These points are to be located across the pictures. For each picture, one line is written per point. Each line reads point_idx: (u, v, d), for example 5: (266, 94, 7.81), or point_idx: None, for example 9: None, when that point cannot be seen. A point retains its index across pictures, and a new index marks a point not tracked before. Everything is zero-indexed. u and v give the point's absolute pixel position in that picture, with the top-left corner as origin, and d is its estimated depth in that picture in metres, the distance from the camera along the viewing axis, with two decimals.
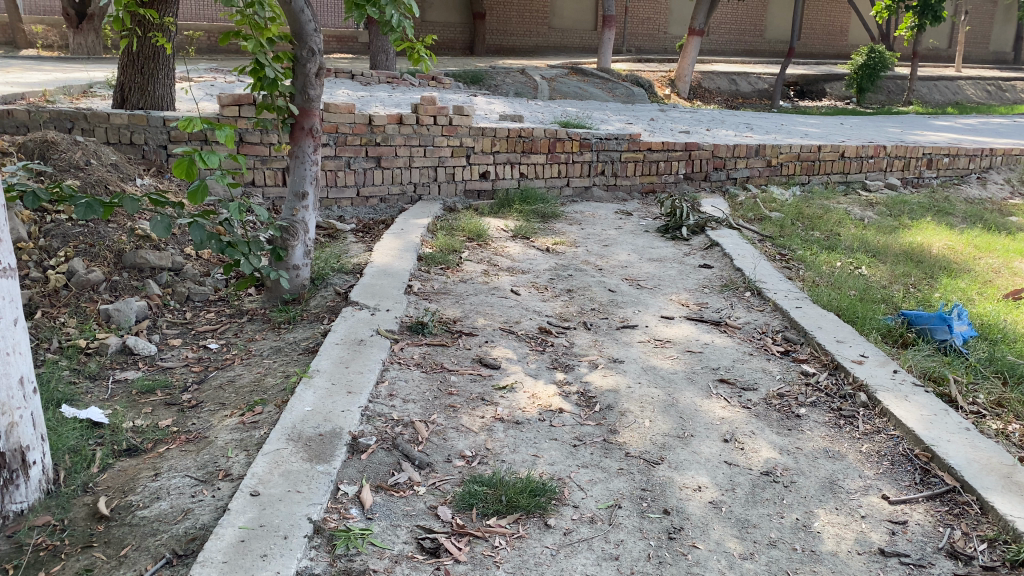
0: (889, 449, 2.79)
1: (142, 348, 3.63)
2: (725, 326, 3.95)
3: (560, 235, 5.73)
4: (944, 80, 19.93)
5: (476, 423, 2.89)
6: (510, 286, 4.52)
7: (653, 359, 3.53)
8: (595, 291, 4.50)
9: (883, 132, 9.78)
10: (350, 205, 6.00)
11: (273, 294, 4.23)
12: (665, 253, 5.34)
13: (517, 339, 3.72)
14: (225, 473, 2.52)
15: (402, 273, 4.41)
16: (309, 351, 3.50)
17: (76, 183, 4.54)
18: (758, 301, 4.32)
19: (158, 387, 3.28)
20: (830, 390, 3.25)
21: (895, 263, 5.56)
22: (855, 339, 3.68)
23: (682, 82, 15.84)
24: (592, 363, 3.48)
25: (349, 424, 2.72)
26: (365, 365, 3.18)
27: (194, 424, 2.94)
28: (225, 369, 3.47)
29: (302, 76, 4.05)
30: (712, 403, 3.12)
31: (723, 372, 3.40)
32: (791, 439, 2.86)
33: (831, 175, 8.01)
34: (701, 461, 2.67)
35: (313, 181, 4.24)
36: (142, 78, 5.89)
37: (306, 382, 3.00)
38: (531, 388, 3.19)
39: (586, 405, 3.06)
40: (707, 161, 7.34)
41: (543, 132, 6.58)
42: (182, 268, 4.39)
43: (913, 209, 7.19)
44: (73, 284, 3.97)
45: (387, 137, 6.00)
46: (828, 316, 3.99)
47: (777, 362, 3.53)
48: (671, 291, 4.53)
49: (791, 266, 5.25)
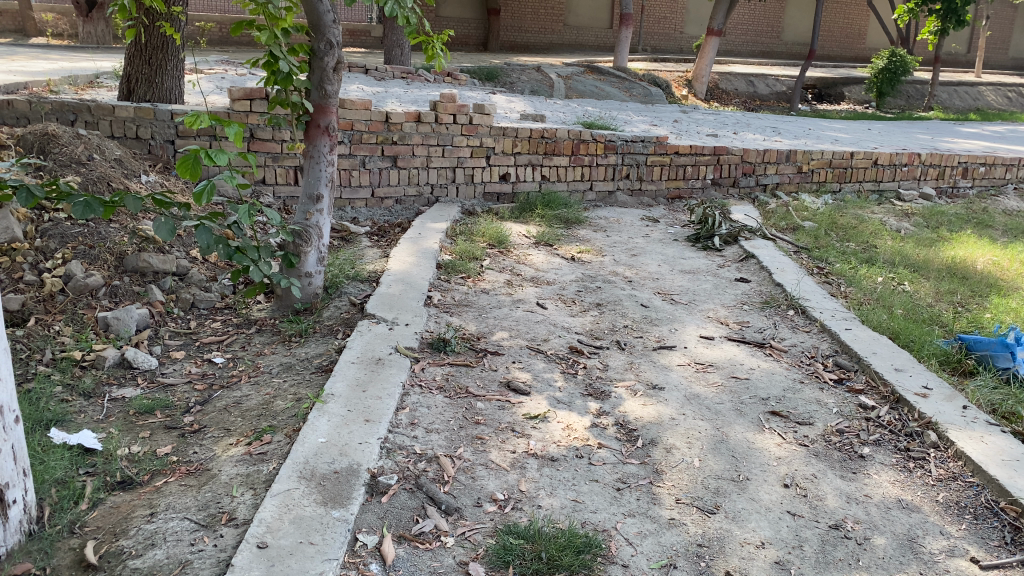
0: (969, 500, 2.51)
1: (142, 361, 3.36)
2: (769, 349, 3.66)
3: (585, 243, 5.44)
4: (964, 86, 19.58)
5: (507, 459, 2.60)
6: (536, 299, 4.23)
7: (696, 386, 3.24)
8: (627, 305, 4.22)
9: (913, 139, 9.47)
10: (364, 207, 5.72)
11: (283, 302, 3.97)
12: (698, 265, 5.05)
13: (548, 360, 3.44)
14: (229, 517, 2.24)
15: (421, 282, 4.13)
16: (323, 370, 3.22)
17: (77, 179, 4.27)
18: (803, 321, 4.03)
19: (158, 407, 3.00)
20: (894, 426, 2.96)
21: (938, 279, 5.26)
22: (915, 367, 3.40)
23: (699, 82, 15.50)
24: (630, 389, 3.19)
25: (367, 459, 2.44)
26: (384, 388, 2.90)
27: (195, 453, 2.66)
28: (231, 388, 3.19)
29: (319, 70, 3.79)
30: (766, 439, 2.83)
31: (774, 404, 3.11)
32: (857, 485, 2.57)
33: (863, 183, 7.71)
34: (761, 511, 2.39)
35: (328, 182, 3.97)
36: (150, 70, 5.60)
37: (319, 409, 2.71)
38: (566, 417, 2.90)
39: (628, 439, 2.78)
40: (736, 166, 7.05)
41: (567, 134, 6.29)
42: (187, 273, 4.11)
43: (951, 220, 6.88)
44: (70, 289, 3.70)
45: (404, 135, 5.73)
46: (881, 340, 3.70)
47: (831, 393, 3.24)
48: (708, 307, 4.24)
49: (831, 281, 4.96)
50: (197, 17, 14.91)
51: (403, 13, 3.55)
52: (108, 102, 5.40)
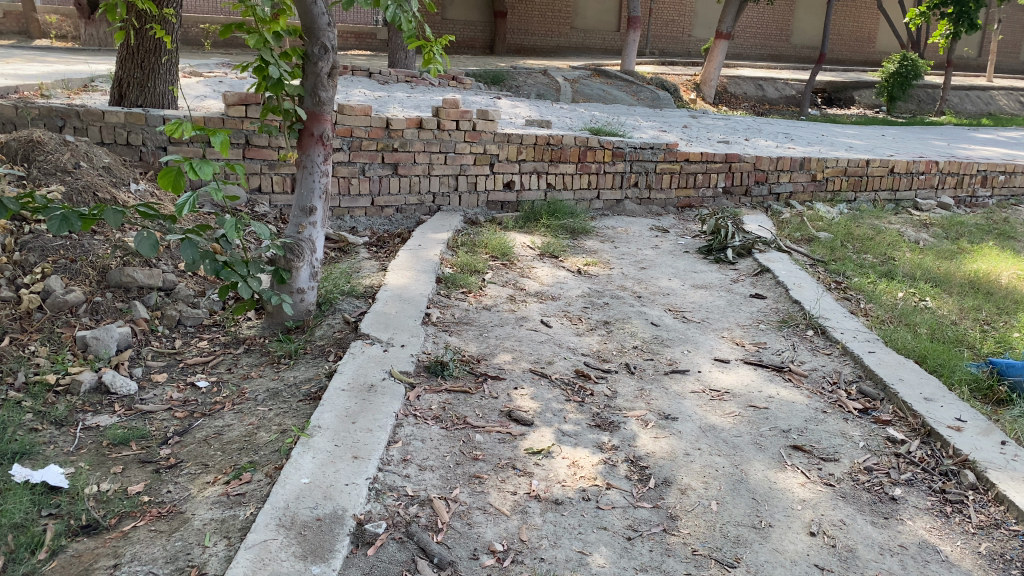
0: (1015, 553, 2.30)
1: (121, 386, 3.15)
2: (789, 373, 3.45)
3: (592, 255, 5.22)
4: (976, 91, 19.30)
5: (507, 502, 2.39)
6: (540, 317, 4.02)
7: (711, 416, 3.02)
8: (636, 324, 4.00)
9: (929, 145, 9.23)
10: (364, 215, 5.51)
11: (274, 320, 3.77)
12: (711, 279, 4.83)
13: (551, 385, 3.22)
14: (199, 571, 2.03)
15: (419, 298, 3.91)
16: (311, 398, 3.01)
17: (60, 189, 4.08)
18: (823, 343, 3.81)
19: (133, 438, 2.80)
20: (927, 463, 2.74)
21: (962, 295, 5.02)
22: (945, 396, 3.16)
23: (708, 87, 15.21)
24: (641, 420, 2.97)
25: (354, 504, 2.23)
26: (376, 420, 2.68)
27: (169, 492, 2.45)
28: (213, 416, 2.98)
29: (312, 75, 3.58)
30: (788, 478, 2.61)
31: (796, 437, 2.89)
32: (889, 533, 2.36)
33: (879, 192, 7.48)
34: (786, 565, 2.18)
35: (322, 194, 3.76)
36: (142, 74, 5.40)
37: (304, 444, 2.50)
38: (572, 453, 2.69)
39: (639, 479, 2.56)
40: (748, 174, 6.82)
41: (573, 140, 6.07)
42: (174, 288, 3.91)
43: (972, 231, 6.64)
44: (48, 306, 3.49)
45: (405, 142, 5.51)
46: (907, 365, 3.48)
47: (856, 424, 3.02)
48: (722, 326, 4.02)
49: (850, 297, 4.73)
50: (200, 20, 14.76)
51: (406, 19, 3.37)
52: (98, 107, 5.21)
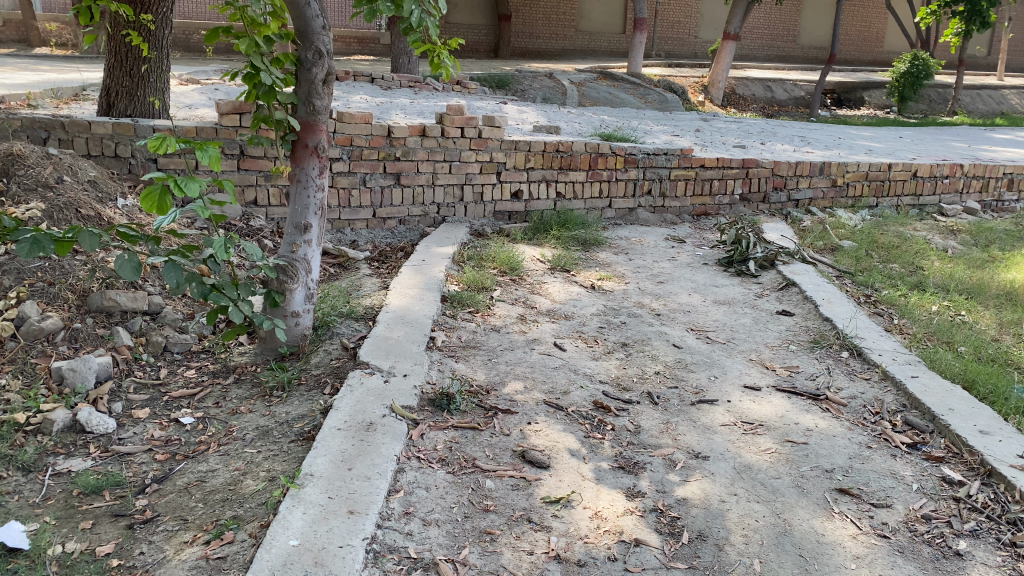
0: None
1: (97, 424, 2.87)
2: (826, 402, 3.16)
3: (606, 269, 4.94)
4: (987, 90, 18.99)
5: (523, 565, 2.11)
6: (553, 338, 3.74)
7: (745, 454, 2.74)
8: (657, 346, 3.71)
9: (950, 147, 8.92)
10: (365, 228, 5.24)
11: (268, 345, 3.51)
12: (733, 294, 4.55)
13: (568, 419, 2.94)
14: None
15: (422, 319, 3.64)
16: (305, 438, 2.74)
17: (39, 206, 3.81)
18: (860, 366, 3.53)
19: (107, 486, 2.52)
20: (991, 510, 2.46)
21: (999, 307, 4.72)
22: (1002, 428, 2.87)
23: (716, 90, 14.91)
24: (668, 459, 2.68)
25: (348, 571, 1.95)
26: (375, 466, 2.40)
27: (143, 554, 2.18)
28: (196, 459, 2.71)
29: (306, 82, 3.30)
30: (838, 530, 2.33)
31: (841, 478, 2.60)
32: None
33: (901, 197, 7.20)
34: None
35: (318, 210, 3.49)
36: (131, 82, 5.14)
37: (294, 497, 2.22)
38: (594, 502, 2.40)
39: (670, 533, 2.27)
40: (766, 180, 6.53)
41: (584, 146, 5.79)
42: (160, 311, 3.63)
43: (1002, 237, 6.34)
44: (22, 334, 3.20)
45: (408, 151, 5.23)
46: (955, 391, 3.19)
47: (907, 461, 2.73)
48: (749, 348, 3.73)
49: (881, 312, 4.44)
50: (200, 28, 14.51)
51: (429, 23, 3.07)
52: (85, 118, 4.95)
